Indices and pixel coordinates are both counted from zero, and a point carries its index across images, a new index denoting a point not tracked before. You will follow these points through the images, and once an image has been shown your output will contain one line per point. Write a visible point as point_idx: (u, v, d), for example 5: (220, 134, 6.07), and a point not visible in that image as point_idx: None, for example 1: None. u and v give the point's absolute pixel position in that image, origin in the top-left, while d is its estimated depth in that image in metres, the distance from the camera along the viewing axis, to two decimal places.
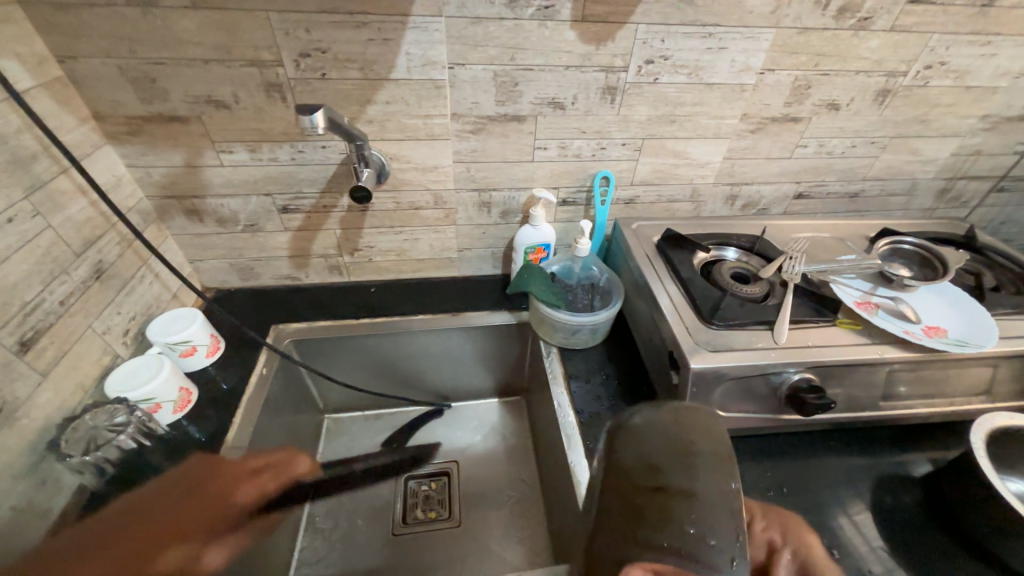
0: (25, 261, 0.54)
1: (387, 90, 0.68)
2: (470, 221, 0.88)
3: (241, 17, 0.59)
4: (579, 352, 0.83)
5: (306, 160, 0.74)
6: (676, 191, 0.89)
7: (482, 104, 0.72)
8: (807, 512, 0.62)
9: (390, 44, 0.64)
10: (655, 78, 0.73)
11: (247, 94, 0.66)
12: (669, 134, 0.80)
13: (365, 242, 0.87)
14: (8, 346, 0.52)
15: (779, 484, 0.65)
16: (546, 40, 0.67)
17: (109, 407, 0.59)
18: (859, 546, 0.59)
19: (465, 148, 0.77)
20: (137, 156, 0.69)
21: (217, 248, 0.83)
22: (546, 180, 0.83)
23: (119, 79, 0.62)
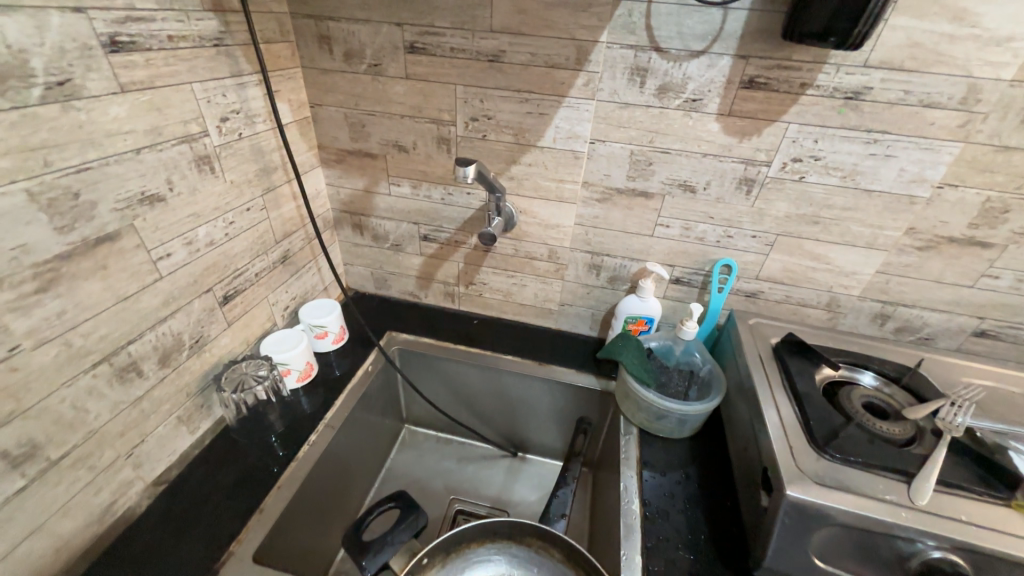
0: (248, 240, 0.74)
1: (531, 154, 0.78)
2: (578, 279, 0.91)
3: (436, 87, 0.75)
4: (660, 439, 0.77)
5: (451, 201, 0.87)
6: (808, 295, 0.81)
7: (613, 177, 0.77)
8: None
9: (544, 117, 0.74)
10: (801, 176, 0.70)
11: (423, 143, 0.81)
12: (809, 234, 0.75)
13: (480, 278, 0.97)
14: (217, 297, 0.69)
15: None
16: (687, 128, 0.70)
17: (256, 361, 0.74)
18: None
19: (589, 213, 0.82)
20: (336, 178, 0.90)
21: (367, 257, 1.01)
22: (661, 256, 0.83)
23: (342, 122, 0.83)
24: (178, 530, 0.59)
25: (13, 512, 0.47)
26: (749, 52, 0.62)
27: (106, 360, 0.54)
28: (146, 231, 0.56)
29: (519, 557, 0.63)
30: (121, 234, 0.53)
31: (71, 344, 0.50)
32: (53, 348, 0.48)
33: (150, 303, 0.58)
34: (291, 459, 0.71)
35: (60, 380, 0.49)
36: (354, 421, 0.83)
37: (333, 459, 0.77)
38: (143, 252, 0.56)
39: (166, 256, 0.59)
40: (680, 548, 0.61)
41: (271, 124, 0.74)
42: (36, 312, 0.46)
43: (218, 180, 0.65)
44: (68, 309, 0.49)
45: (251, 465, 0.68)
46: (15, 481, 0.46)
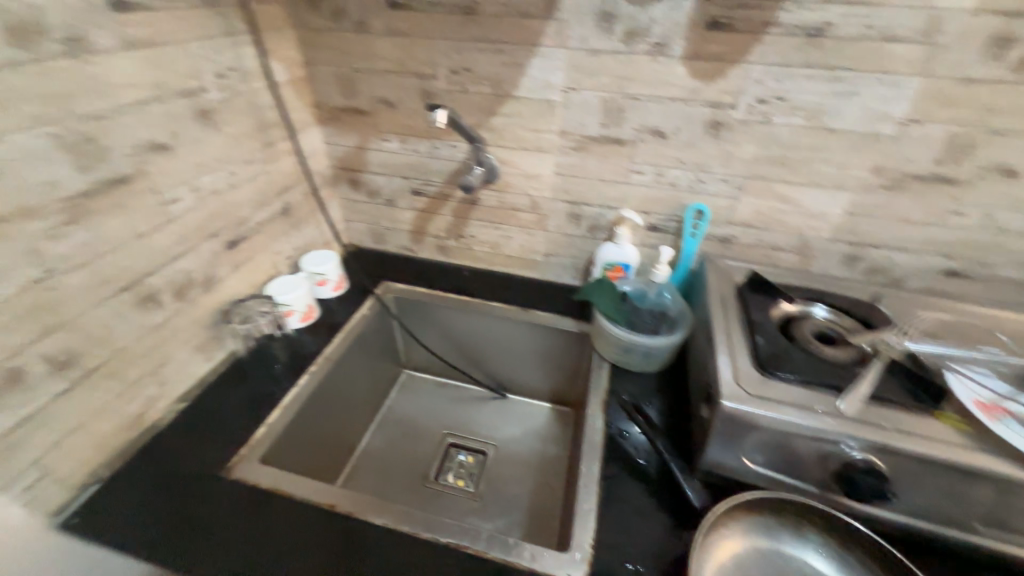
0: (251, 191, 0.81)
1: (510, 105, 0.82)
2: (560, 229, 0.96)
3: (417, 41, 0.79)
4: (630, 374, 0.82)
5: (438, 155, 0.92)
6: (779, 239, 0.83)
7: (587, 125, 0.80)
8: None
9: (520, 68, 0.77)
10: (767, 118, 0.72)
11: (409, 98, 0.86)
12: (778, 176, 0.77)
13: (469, 230, 1.02)
14: (225, 242, 0.77)
15: None
16: (655, 73, 0.72)
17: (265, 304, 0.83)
18: None
19: (566, 162, 0.86)
20: (331, 136, 0.96)
21: (364, 213, 1.07)
22: (637, 203, 0.87)
23: (334, 80, 0.88)
24: (196, 438, 0.69)
25: (59, 408, 0.57)
26: None
27: (128, 290, 0.62)
28: (156, 175, 0.63)
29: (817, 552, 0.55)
30: (133, 176, 0.60)
31: (99, 272, 0.58)
32: (84, 273, 0.57)
33: (163, 242, 0.66)
34: (292, 385, 0.79)
35: (92, 299, 0.58)
36: (350, 358, 0.91)
37: (329, 389, 0.85)
38: (154, 195, 0.64)
39: (175, 200, 0.67)
40: (635, 461, 0.68)
41: (266, 82, 0.79)
42: (66, 241, 0.54)
43: (219, 132, 0.72)
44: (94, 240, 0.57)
45: (256, 391, 0.77)
46: (60, 382, 0.56)
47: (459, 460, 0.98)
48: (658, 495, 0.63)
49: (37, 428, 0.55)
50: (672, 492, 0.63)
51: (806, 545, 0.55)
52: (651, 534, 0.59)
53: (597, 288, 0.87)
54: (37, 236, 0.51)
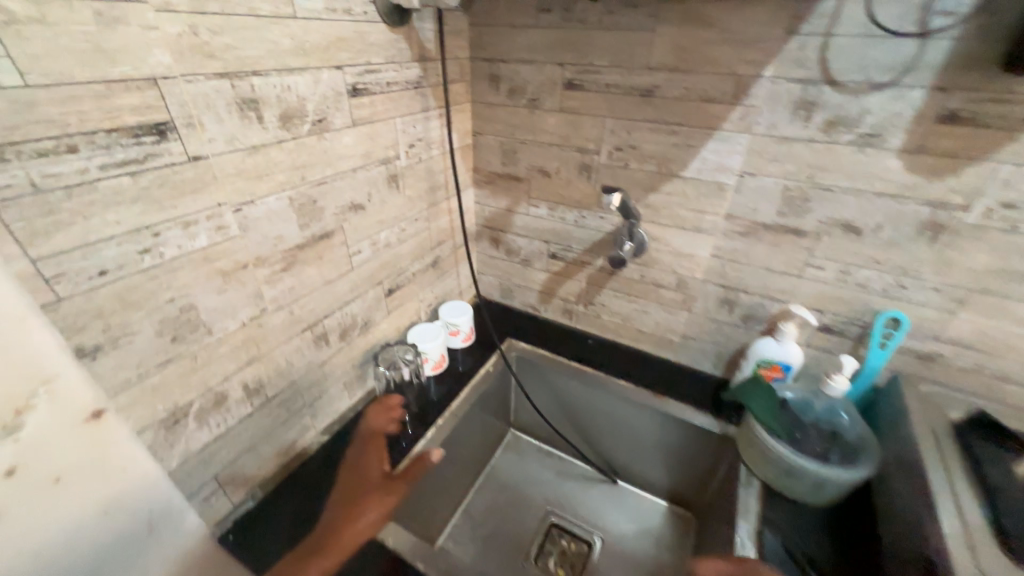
0: (413, 245, 0.88)
1: (672, 184, 0.79)
2: (706, 313, 0.88)
3: (587, 119, 0.81)
4: (788, 501, 0.70)
5: (584, 224, 0.92)
6: (1010, 368, 0.66)
7: (760, 211, 0.74)
8: None
9: (691, 149, 0.74)
10: (1012, 226, 0.59)
11: (566, 170, 0.88)
12: (1018, 295, 0.62)
13: (602, 299, 0.99)
14: (385, 289, 0.84)
15: None
16: (859, 166, 0.64)
17: (410, 354, 0.87)
18: None
19: (726, 246, 0.79)
20: (483, 196, 1.02)
21: (498, 268, 1.11)
22: (808, 299, 0.77)
23: (497, 149, 0.94)
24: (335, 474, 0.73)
25: (241, 432, 0.63)
26: (951, 84, 0.55)
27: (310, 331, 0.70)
28: (350, 232, 0.71)
29: None
30: (335, 233, 0.69)
31: (293, 313, 0.66)
32: (283, 314, 0.64)
33: (342, 289, 0.74)
34: (420, 436, 0.81)
35: (287, 336, 0.66)
36: (471, 415, 0.92)
37: (450, 445, 0.86)
38: (345, 248, 0.72)
39: (358, 252, 0.75)
40: None
41: (442, 150, 0.87)
42: (279, 288, 0.62)
43: (401, 194, 0.80)
44: (297, 287, 0.65)
45: (389, 435, 0.80)
46: (247, 408, 0.63)
47: (562, 546, 0.91)
48: None
49: (224, 448, 0.62)
50: None
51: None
52: None
53: (751, 389, 0.79)
54: (262, 283, 0.60)
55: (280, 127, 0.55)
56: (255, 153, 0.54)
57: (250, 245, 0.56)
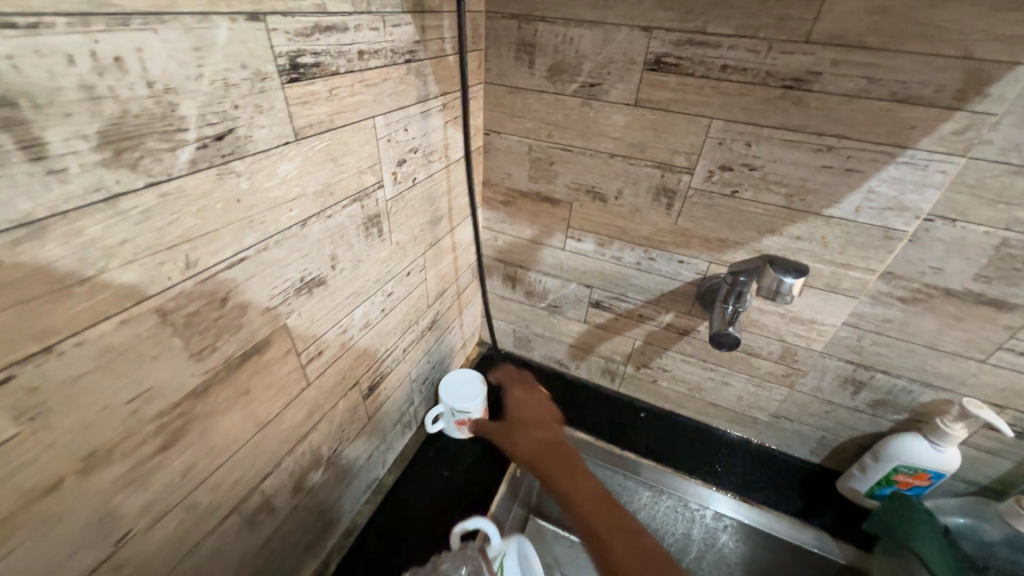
0: (402, 312, 0.56)
1: (805, 225, 0.52)
2: (817, 392, 0.64)
3: (679, 120, 0.51)
4: None
5: (651, 268, 0.64)
6: None
7: (945, 271, 0.49)
8: None
9: (852, 176, 0.47)
10: None
11: (632, 193, 0.59)
12: None
13: (661, 363, 0.73)
14: (362, 390, 0.53)
15: None
16: None
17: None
18: None
19: (874, 314, 0.55)
20: (496, 221, 0.71)
21: (512, 313, 0.81)
22: (986, 390, 0.54)
23: (523, 156, 0.63)
24: None
25: None
26: None
27: (234, 511, 0.39)
28: (300, 328, 0.40)
29: None
30: (270, 341, 0.37)
31: (197, 506, 0.35)
32: (175, 517, 0.33)
33: (290, 422, 0.42)
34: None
35: (183, 550, 0.34)
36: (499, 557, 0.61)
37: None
38: (293, 358, 0.40)
39: (316, 355, 0.43)
40: None
41: (445, 161, 0.56)
42: (155, 480, 0.31)
43: (385, 243, 0.48)
44: (199, 459, 0.33)
45: None
46: None
47: None
48: None
49: None
50: None
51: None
52: None
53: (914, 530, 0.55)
54: (107, 493, 0.28)
55: (104, 163, 0.22)
56: (32, 237, 0.21)
57: (55, 441, 0.24)
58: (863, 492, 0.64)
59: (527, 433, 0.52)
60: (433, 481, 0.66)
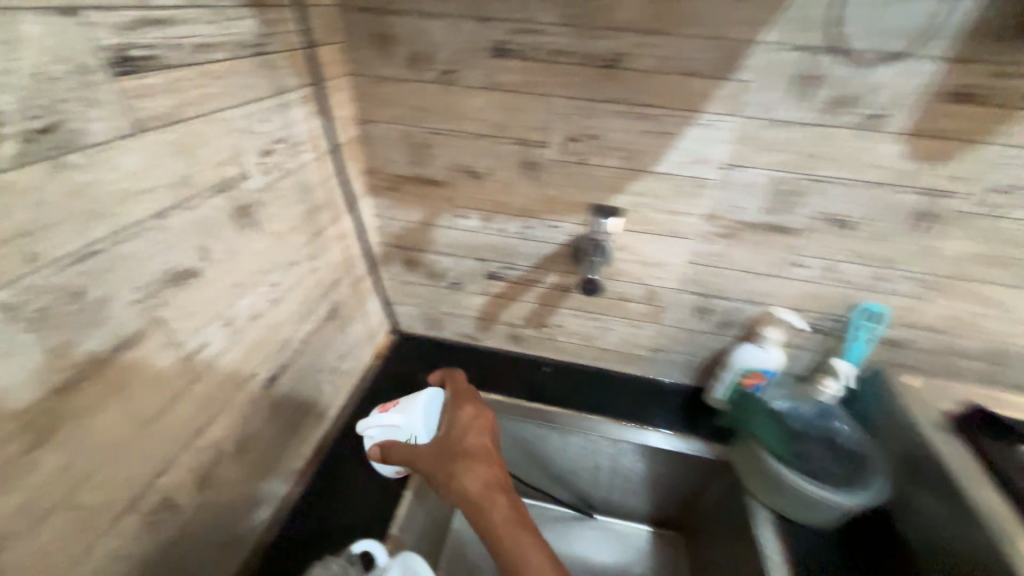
0: (295, 301, 0.58)
1: (642, 182, 0.62)
2: (678, 323, 0.77)
3: (528, 99, 0.59)
4: (804, 528, 0.63)
5: (530, 236, 0.71)
6: (969, 347, 0.68)
7: (745, 209, 0.62)
8: None
9: (667, 137, 0.58)
10: (997, 211, 0.55)
11: (502, 168, 0.65)
12: (989, 278, 0.61)
13: (556, 320, 0.82)
14: (262, 381, 0.54)
15: None
16: (859, 152, 0.55)
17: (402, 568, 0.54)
18: None
19: (705, 251, 0.67)
20: (386, 208, 0.74)
21: (418, 295, 0.85)
22: (790, 299, 0.69)
23: (400, 142, 0.66)
24: None
25: None
26: (969, 55, 0.47)
27: (129, 510, 0.39)
28: (177, 320, 0.40)
29: None
30: (142, 335, 0.37)
31: (80, 507, 0.34)
32: (56, 518, 0.33)
33: (182, 416, 0.43)
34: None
35: (73, 551, 0.34)
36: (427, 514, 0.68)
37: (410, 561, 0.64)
38: (172, 351, 0.41)
39: (201, 347, 0.44)
40: None
41: (318, 151, 0.58)
42: (24, 481, 0.30)
43: (262, 234, 0.49)
44: (75, 459, 0.33)
45: None
46: None
47: None
48: None
49: None
50: None
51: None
52: None
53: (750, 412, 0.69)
54: None
55: None
56: None
57: None
58: (720, 398, 0.78)
59: (476, 444, 0.54)
60: (355, 464, 0.68)
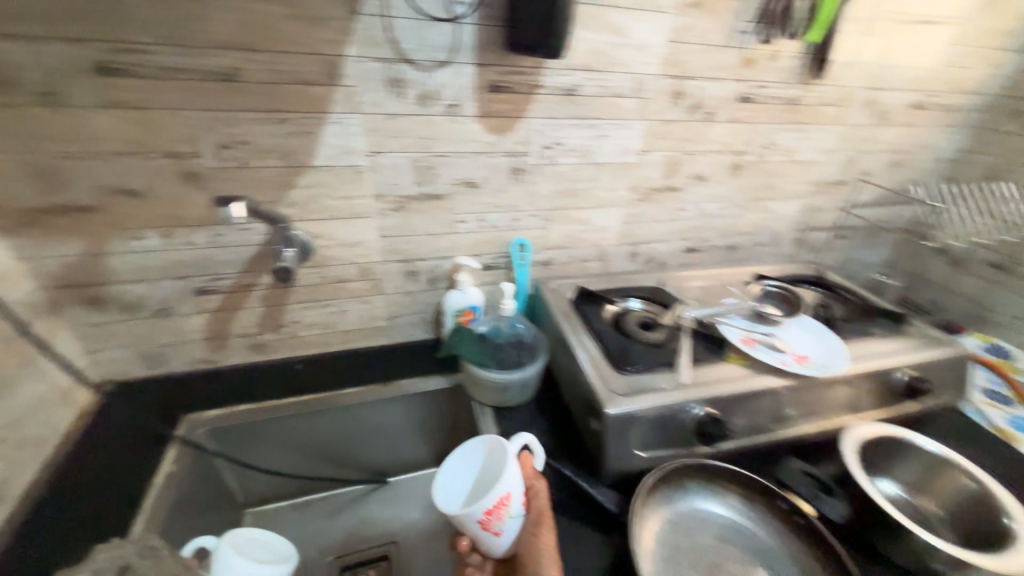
0: None
1: (309, 176, 0.73)
2: (398, 289, 0.91)
3: (160, 114, 0.62)
4: (513, 409, 0.85)
5: (224, 243, 0.74)
6: (585, 253, 1.01)
7: (402, 185, 0.79)
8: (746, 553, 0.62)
9: (311, 136, 0.69)
10: (553, 160, 0.85)
11: (162, 182, 0.67)
12: (572, 205, 0.92)
13: (290, 317, 0.87)
14: None
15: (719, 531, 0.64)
16: (455, 132, 0.76)
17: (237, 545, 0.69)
18: None
19: (389, 224, 0.82)
20: (31, 248, 0.66)
21: (119, 335, 0.78)
22: (467, 248, 0.91)
23: (19, 172, 0.61)
24: None
25: None
26: (486, 61, 0.71)
27: None
28: None
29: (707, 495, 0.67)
30: None
31: None
32: None
33: None
34: None
35: None
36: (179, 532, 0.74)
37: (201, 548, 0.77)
38: None
39: None
40: (548, 491, 0.70)
41: None
42: None
43: None
44: None
45: None
46: None
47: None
48: (580, 516, 0.66)
49: None
50: (591, 503, 0.68)
51: (690, 494, 0.66)
52: (591, 555, 0.62)
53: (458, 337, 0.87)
54: None
55: None
56: None
57: None
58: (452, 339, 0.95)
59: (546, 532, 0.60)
60: (72, 525, 0.63)
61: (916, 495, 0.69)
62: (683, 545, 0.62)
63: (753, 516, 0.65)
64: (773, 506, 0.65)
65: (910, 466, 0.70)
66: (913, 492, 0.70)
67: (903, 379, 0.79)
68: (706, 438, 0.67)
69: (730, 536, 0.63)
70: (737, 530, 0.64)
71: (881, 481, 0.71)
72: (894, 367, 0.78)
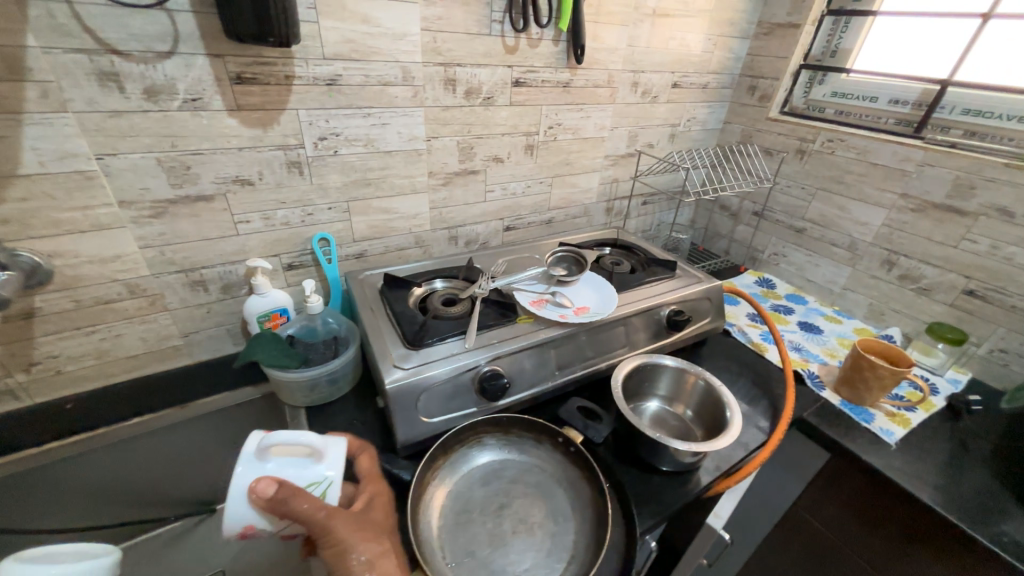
0: None
1: (17, 187, 0.63)
2: (186, 303, 0.84)
3: None
4: (329, 405, 0.84)
5: None
6: (400, 241, 1.02)
7: (154, 189, 0.72)
8: (532, 487, 0.69)
9: (5, 140, 0.60)
10: (334, 150, 0.84)
11: None
12: (370, 195, 0.93)
13: (42, 352, 0.74)
14: None
15: (511, 473, 0.71)
16: (206, 128, 0.72)
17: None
18: (562, 516, 0.65)
19: (151, 233, 0.75)
20: None
21: None
22: (260, 250, 0.87)
23: None
24: None
25: None
26: (220, 51, 0.68)
27: None
28: None
29: (500, 445, 0.73)
30: None
31: None
32: None
33: None
34: None
35: None
36: None
37: None
38: None
39: None
40: None
41: None
42: None
43: None
44: None
45: None
46: None
47: None
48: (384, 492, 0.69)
49: None
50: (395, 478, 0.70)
51: (484, 447, 0.72)
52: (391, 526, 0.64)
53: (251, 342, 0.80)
54: None
55: None
56: None
57: None
58: None
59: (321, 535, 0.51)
60: None
61: (673, 404, 0.84)
62: (476, 494, 0.67)
63: (540, 453, 0.72)
64: (555, 442, 0.72)
65: (665, 382, 0.84)
66: (671, 401, 0.85)
67: (668, 314, 0.94)
68: (489, 394, 0.73)
69: (520, 476, 0.70)
70: (527, 470, 0.71)
71: (649, 399, 0.85)
72: (658, 306, 0.93)
